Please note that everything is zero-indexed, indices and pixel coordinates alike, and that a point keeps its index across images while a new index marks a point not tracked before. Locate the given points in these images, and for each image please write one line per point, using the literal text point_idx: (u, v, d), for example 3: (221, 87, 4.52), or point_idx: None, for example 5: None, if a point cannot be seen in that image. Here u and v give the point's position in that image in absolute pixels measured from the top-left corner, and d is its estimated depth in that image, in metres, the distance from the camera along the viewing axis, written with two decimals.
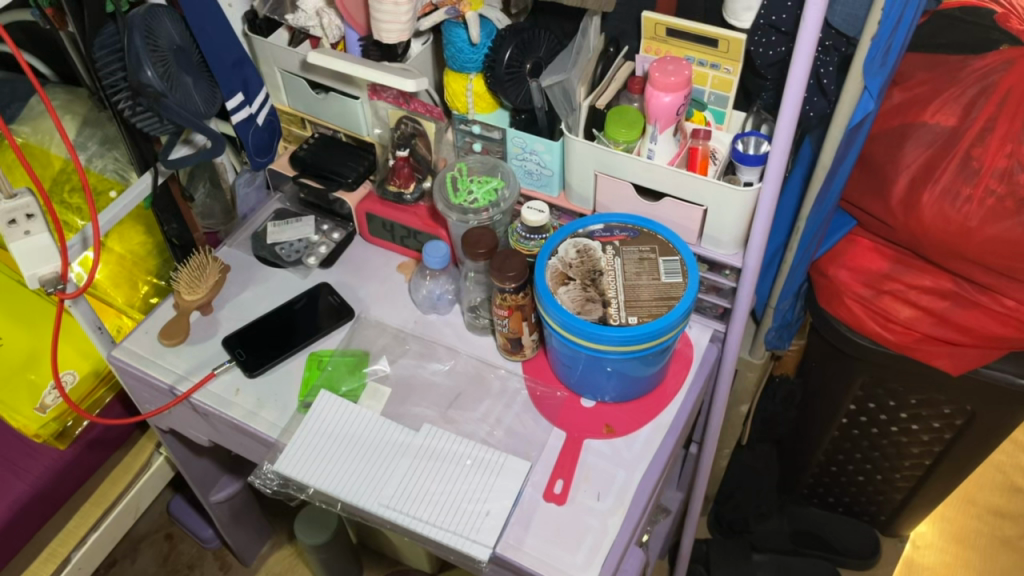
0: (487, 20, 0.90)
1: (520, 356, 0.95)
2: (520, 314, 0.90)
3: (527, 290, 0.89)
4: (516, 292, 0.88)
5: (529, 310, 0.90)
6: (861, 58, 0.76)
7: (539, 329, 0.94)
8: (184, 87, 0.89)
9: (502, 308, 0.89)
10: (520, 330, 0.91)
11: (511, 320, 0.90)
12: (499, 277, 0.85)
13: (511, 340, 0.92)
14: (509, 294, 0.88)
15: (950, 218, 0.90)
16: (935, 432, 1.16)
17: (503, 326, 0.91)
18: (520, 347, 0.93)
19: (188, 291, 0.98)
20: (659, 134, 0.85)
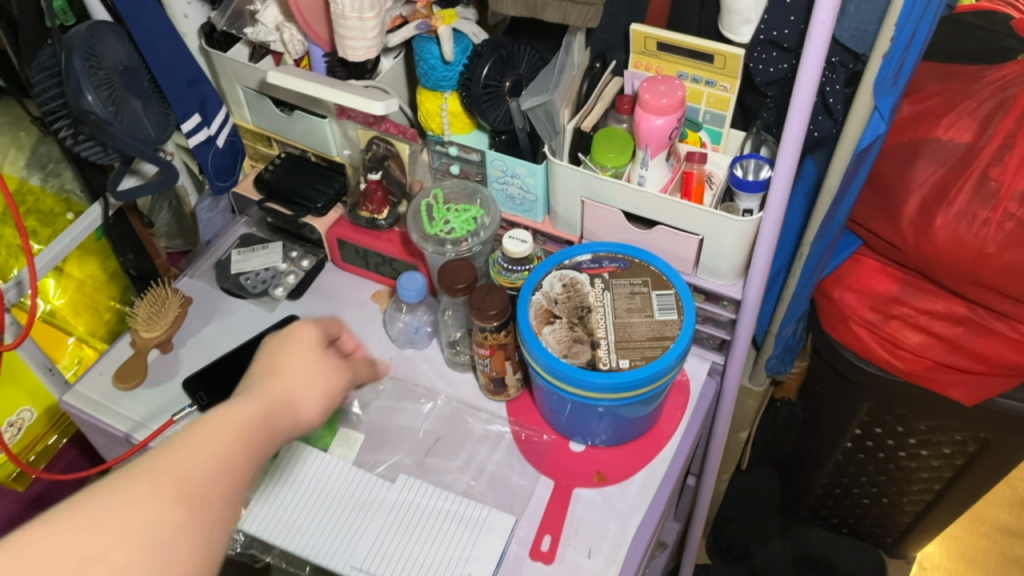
0: (462, 34, 0.82)
1: (506, 396, 0.88)
2: (503, 352, 0.83)
3: (510, 328, 0.82)
4: (497, 330, 0.81)
5: (512, 349, 0.83)
6: (872, 76, 0.69)
7: (524, 367, 0.87)
8: (133, 111, 0.82)
9: (484, 348, 0.82)
10: (504, 369, 0.84)
11: (493, 360, 0.83)
12: (479, 316, 0.79)
13: (494, 380, 0.86)
14: (492, 333, 0.81)
15: (965, 242, 0.83)
16: (945, 457, 1.10)
17: (485, 366, 0.84)
18: (505, 387, 0.86)
19: (146, 328, 0.91)
20: (650, 160, 0.78)
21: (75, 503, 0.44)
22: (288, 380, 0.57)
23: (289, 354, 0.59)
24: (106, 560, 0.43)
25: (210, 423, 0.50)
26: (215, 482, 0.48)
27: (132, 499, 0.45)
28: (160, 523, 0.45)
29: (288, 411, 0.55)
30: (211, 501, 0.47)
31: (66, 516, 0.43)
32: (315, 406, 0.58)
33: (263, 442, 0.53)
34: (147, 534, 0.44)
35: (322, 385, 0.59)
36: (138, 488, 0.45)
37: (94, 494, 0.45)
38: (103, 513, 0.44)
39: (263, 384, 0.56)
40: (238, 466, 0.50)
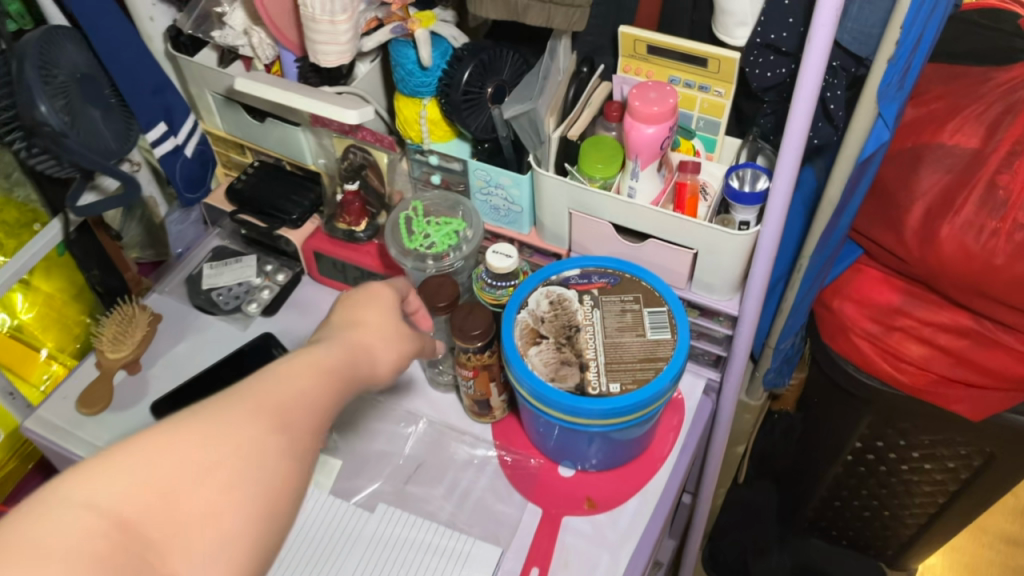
0: (441, 38, 0.78)
1: (491, 418, 0.84)
2: (487, 374, 0.79)
3: (494, 348, 0.78)
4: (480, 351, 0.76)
5: (497, 370, 0.79)
6: (876, 80, 0.64)
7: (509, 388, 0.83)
8: (91, 122, 0.76)
9: (467, 369, 0.78)
10: (488, 391, 0.80)
11: (476, 381, 0.79)
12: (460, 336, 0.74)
13: (478, 403, 0.81)
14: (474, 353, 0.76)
15: (972, 253, 0.79)
16: (949, 471, 1.06)
17: (469, 389, 0.80)
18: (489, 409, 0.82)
19: (112, 348, 0.87)
20: (640, 171, 0.73)
21: (180, 418, 0.42)
22: (371, 331, 0.55)
23: (368, 308, 0.56)
24: (211, 477, 0.41)
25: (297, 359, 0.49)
26: (307, 414, 0.46)
27: (234, 420, 0.43)
28: (262, 445, 0.43)
29: (371, 361, 0.53)
30: (303, 430, 0.46)
31: (173, 430, 0.41)
32: (387, 364, 0.55)
33: (346, 384, 0.50)
34: (248, 451, 0.43)
35: (401, 343, 0.56)
36: (237, 408, 0.44)
37: (197, 410, 0.43)
38: (207, 429, 0.42)
39: (342, 333, 0.53)
40: (326, 402, 0.48)
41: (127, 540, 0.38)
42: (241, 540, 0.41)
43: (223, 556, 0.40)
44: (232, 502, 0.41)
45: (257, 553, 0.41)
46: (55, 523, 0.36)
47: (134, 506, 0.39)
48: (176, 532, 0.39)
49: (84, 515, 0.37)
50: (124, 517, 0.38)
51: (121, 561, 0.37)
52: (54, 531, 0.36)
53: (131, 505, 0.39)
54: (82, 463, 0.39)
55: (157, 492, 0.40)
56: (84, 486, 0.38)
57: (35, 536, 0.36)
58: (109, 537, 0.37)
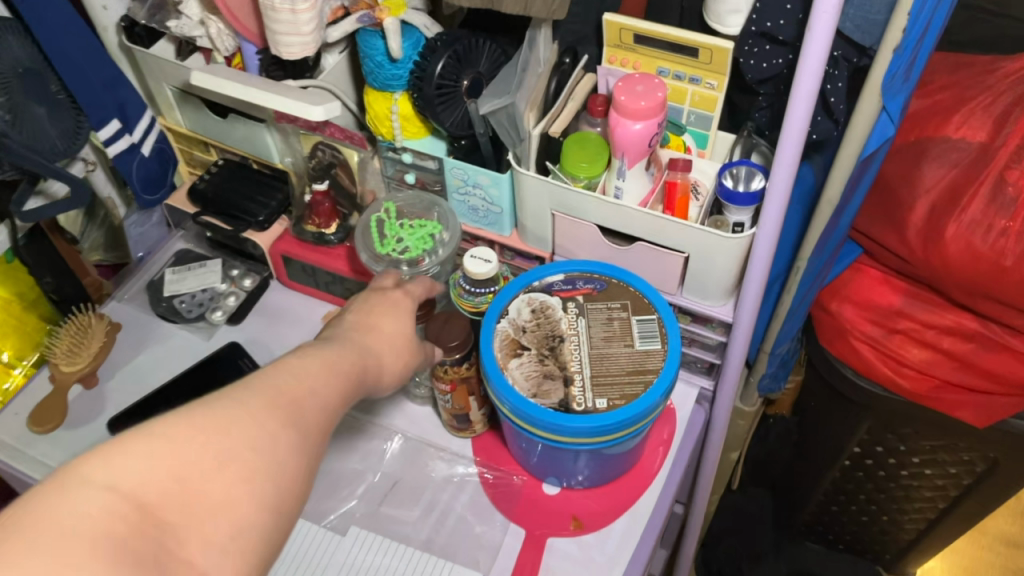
0: (412, 26, 0.72)
1: (472, 433, 0.79)
2: (466, 386, 0.74)
3: (473, 359, 0.73)
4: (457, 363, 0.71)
5: (476, 383, 0.74)
6: (881, 72, 0.59)
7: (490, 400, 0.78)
8: (34, 119, 0.72)
9: (444, 382, 0.73)
10: (467, 405, 0.75)
11: (454, 395, 0.74)
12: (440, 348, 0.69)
13: (457, 417, 0.77)
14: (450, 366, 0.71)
15: (979, 254, 0.74)
16: (951, 476, 1.02)
17: (447, 403, 0.75)
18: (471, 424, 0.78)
19: (67, 362, 0.81)
20: (627, 170, 0.68)
21: (198, 407, 0.42)
22: (379, 337, 0.56)
23: (387, 311, 0.58)
24: (228, 465, 0.41)
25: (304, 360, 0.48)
26: (314, 413, 0.46)
27: (248, 412, 0.43)
28: (275, 438, 0.43)
29: (383, 362, 0.55)
30: (311, 427, 0.45)
31: (191, 419, 0.41)
32: (398, 356, 0.57)
33: (348, 392, 0.50)
34: (262, 444, 0.42)
35: (402, 352, 0.57)
36: (252, 399, 0.44)
37: (214, 400, 0.43)
38: (225, 419, 0.42)
39: (368, 322, 0.57)
40: (331, 403, 0.48)
41: (144, 523, 0.37)
42: (253, 528, 0.40)
43: (235, 543, 0.39)
44: (251, 488, 0.41)
45: (264, 544, 0.41)
46: (73, 504, 0.36)
47: (154, 489, 0.38)
48: (192, 517, 0.39)
49: (103, 497, 0.37)
50: (143, 501, 0.38)
51: (138, 544, 0.36)
52: (74, 512, 0.36)
53: (150, 489, 0.38)
54: (103, 447, 0.39)
55: (175, 477, 0.39)
56: (105, 468, 0.38)
57: (55, 518, 0.35)
58: (128, 521, 0.37)
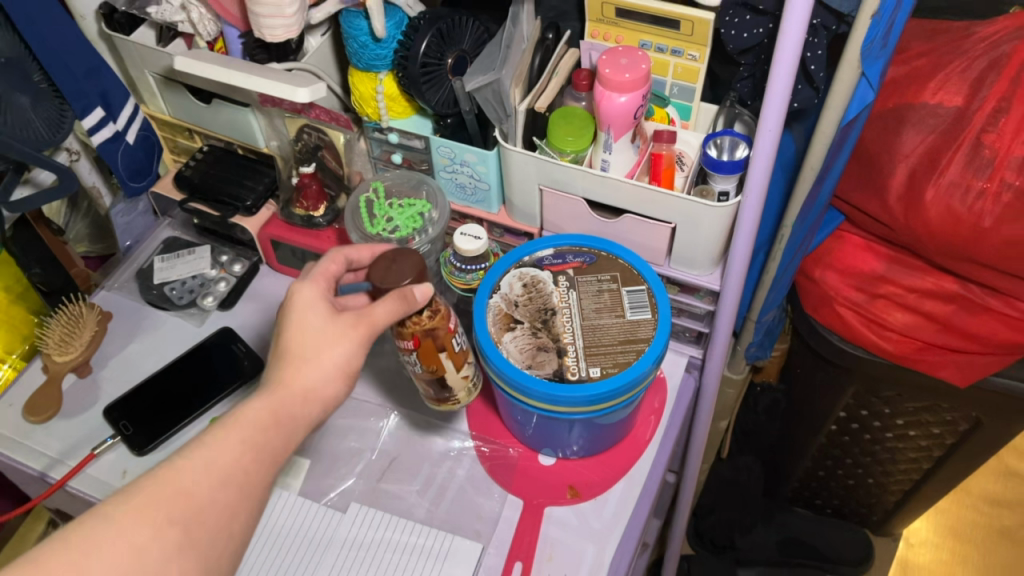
0: (395, 7, 0.72)
1: (456, 402, 0.73)
2: (433, 341, 0.64)
3: (434, 305, 0.64)
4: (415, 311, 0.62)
5: (444, 336, 0.65)
6: (858, 41, 0.61)
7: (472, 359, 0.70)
8: (18, 110, 0.72)
9: (406, 340, 0.64)
10: (439, 368, 0.67)
11: (419, 356, 0.65)
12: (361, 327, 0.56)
13: (433, 385, 0.70)
14: (407, 317, 0.62)
15: (960, 217, 0.76)
16: (934, 437, 1.04)
17: (416, 366, 0.67)
18: (448, 391, 0.71)
19: (59, 352, 0.81)
20: (613, 143, 0.69)
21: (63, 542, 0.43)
22: (300, 358, 0.54)
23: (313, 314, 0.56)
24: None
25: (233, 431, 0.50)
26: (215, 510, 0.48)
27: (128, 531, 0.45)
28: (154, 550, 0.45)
29: (297, 379, 0.53)
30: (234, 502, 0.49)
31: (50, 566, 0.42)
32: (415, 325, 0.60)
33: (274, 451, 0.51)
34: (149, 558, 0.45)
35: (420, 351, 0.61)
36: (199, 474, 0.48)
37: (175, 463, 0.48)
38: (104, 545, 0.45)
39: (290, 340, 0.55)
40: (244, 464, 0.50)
41: None
42: None
43: None
44: None
45: None
46: None
47: None
48: None
49: None
50: None
51: None
52: None
53: None
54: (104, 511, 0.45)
55: None
56: None
57: None
58: None
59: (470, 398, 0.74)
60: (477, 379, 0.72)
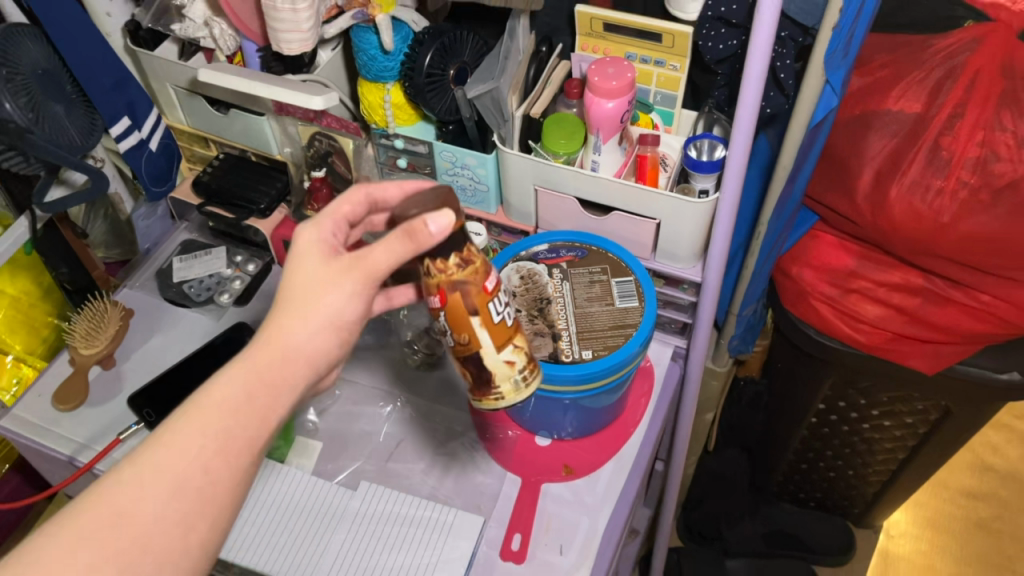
0: (401, 22, 0.79)
1: (498, 398, 0.59)
2: (460, 298, 0.56)
3: (470, 252, 0.56)
4: (438, 255, 0.55)
5: (477, 295, 0.56)
6: (821, 51, 0.68)
7: (520, 338, 0.60)
8: (55, 117, 0.77)
9: (433, 295, 0.57)
10: (469, 337, 0.57)
11: (446, 316, 0.57)
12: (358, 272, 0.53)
13: (471, 365, 0.58)
14: (430, 262, 0.55)
15: (921, 214, 0.83)
16: (908, 426, 1.10)
17: (451, 337, 0.58)
18: (487, 378, 0.58)
19: (85, 345, 0.87)
20: (602, 145, 0.76)
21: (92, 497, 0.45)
22: (294, 308, 0.52)
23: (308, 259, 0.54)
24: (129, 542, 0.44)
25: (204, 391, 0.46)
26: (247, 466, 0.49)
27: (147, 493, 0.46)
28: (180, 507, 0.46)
29: (284, 336, 0.51)
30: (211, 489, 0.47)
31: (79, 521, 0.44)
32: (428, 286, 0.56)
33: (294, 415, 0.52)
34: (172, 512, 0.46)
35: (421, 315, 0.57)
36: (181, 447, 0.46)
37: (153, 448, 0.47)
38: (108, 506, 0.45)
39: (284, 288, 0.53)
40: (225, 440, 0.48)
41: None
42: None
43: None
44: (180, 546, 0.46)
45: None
46: None
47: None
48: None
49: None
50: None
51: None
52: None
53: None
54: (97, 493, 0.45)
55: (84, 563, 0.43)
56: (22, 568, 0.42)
57: None
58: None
59: (516, 398, 0.59)
60: (522, 373, 0.59)
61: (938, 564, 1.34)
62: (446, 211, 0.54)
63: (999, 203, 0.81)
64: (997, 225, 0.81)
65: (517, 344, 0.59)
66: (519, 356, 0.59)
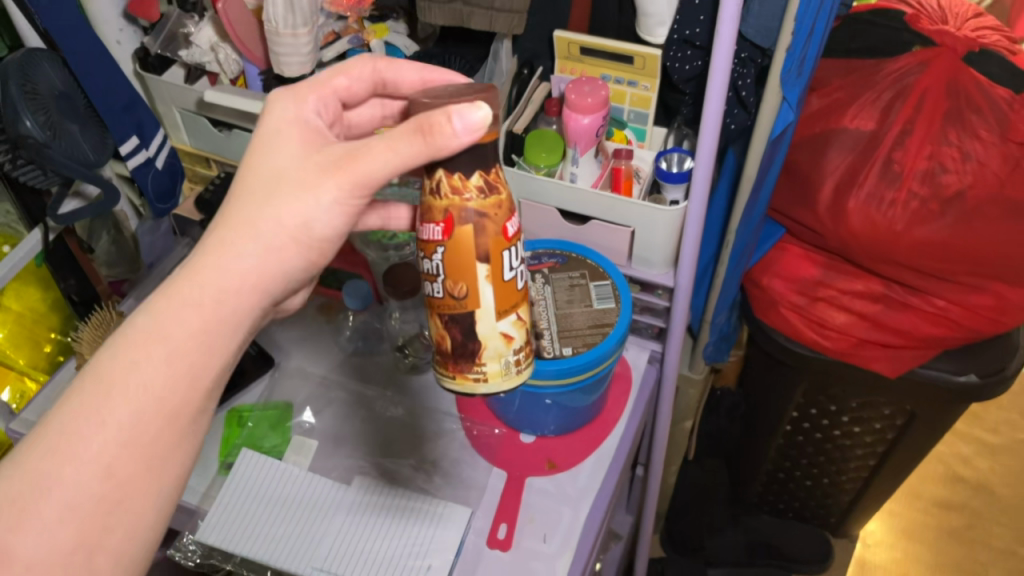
0: (394, 47, 0.88)
1: (479, 376, 0.60)
2: (470, 232, 0.55)
3: (494, 184, 0.55)
4: (456, 171, 0.55)
5: (483, 237, 0.55)
6: (778, 70, 0.74)
7: (515, 301, 0.59)
8: (71, 136, 0.82)
9: (437, 224, 0.56)
10: (467, 286, 0.57)
11: (447, 255, 0.56)
12: (344, 169, 0.51)
13: (455, 311, 0.58)
14: (444, 177, 0.55)
15: (877, 222, 0.89)
16: (876, 432, 1.15)
17: (445, 280, 0.57)
18: (473, 349, 0.59)
19: (90, 349, 0.92)
20: (580, 156, 0.84)
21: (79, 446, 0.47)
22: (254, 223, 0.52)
23: (286, 152, 0.53)
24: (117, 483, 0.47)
25: (178, 312, 0.49)
26: None
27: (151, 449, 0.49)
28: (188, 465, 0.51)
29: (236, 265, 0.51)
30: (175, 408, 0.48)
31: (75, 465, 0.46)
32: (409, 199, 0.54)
33: None
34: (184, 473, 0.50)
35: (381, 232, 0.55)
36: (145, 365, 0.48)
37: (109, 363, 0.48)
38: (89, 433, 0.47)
39: (255, 186, 0.53)
40: (185, 356, 0.49)
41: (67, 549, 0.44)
42: None
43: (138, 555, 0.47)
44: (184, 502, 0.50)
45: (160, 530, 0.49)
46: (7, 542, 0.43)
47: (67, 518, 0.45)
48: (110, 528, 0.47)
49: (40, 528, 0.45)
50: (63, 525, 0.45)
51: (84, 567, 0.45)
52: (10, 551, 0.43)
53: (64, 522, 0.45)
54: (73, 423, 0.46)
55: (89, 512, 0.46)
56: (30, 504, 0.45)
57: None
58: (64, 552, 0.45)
59: (498, 382, 0.60)
60: (513, 355, 0.60)
61: (913, 572, 1.39)
62: (480, 108, 0.51)
63: (948, 212, 0.87)
64: (946, 233, 0.87)
65: (516, 317, 0.59)
66: (515, 332, 0.59)
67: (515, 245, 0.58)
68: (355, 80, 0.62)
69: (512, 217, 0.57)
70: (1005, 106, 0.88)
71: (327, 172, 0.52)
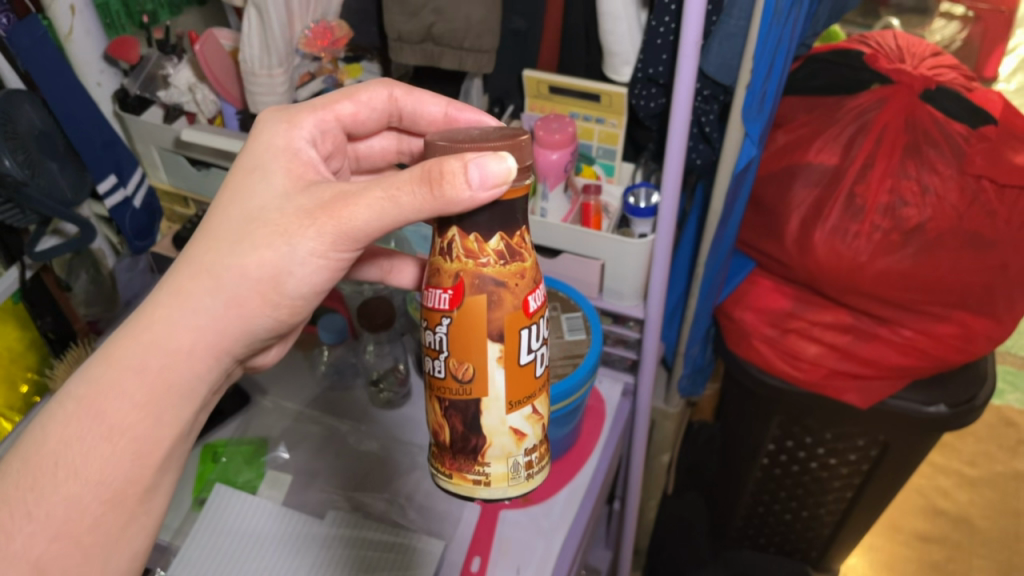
0: None
1: (480, 478, 0.53)
2: (482, 302, 0.49)
3: (516, 250, 0.50)
4: (473, 233, 0.50)
5: (496, 309, 0.50)
6: (738, 106, 0.76)
7: (530, 394, 0.53)
8: (49, 173, 0.84)
9: (445, 291, 0.50)
10: (474, 368, 0.51)
11: (454, 326, 0.50)
12: (330, 215, 0.50)
13: (460, 395, 0.52)
14: (459, 239, 0.50)
15: (843, 254, 0.90)
16: (852, 464, 1.16)
17: (452, 358, 0.51)
18: (476, 444, 0.52)
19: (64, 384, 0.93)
20: (550, 192, 0.85)
21: None
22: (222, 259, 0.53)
23: (256, 175, 0.53)
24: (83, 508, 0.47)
25: (147, 343, 0.49)
26: None
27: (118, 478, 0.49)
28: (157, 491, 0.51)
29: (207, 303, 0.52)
30: (142, 430, 0.48)
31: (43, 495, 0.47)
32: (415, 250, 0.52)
33: None
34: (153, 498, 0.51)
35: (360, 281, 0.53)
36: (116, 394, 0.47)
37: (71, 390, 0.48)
38: None
39: (230, 221, 0.51)
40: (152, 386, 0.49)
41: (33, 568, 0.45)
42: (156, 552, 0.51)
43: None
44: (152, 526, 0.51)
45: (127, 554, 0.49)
46: None
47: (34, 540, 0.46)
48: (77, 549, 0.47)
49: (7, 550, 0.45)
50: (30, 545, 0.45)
51: None
52: None
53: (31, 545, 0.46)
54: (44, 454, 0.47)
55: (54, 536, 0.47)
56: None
57: None
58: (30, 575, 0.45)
59: (503, 488, 0.53)
60: (523, 456, 0.53)
61: None
62: (503, 159, 0.47)
63: (910, 243, 0.89)
64: (909, 263, 0.89)
65: (530, 411, 0.53)
66: (529, 429, 0.53)
67: (537, 323, 0.52)
68: (363, 106, 0.63)
69: (537, 291, 0.52)
70: (962, 141, 0.91)
71: (309, 219, 0.50)
